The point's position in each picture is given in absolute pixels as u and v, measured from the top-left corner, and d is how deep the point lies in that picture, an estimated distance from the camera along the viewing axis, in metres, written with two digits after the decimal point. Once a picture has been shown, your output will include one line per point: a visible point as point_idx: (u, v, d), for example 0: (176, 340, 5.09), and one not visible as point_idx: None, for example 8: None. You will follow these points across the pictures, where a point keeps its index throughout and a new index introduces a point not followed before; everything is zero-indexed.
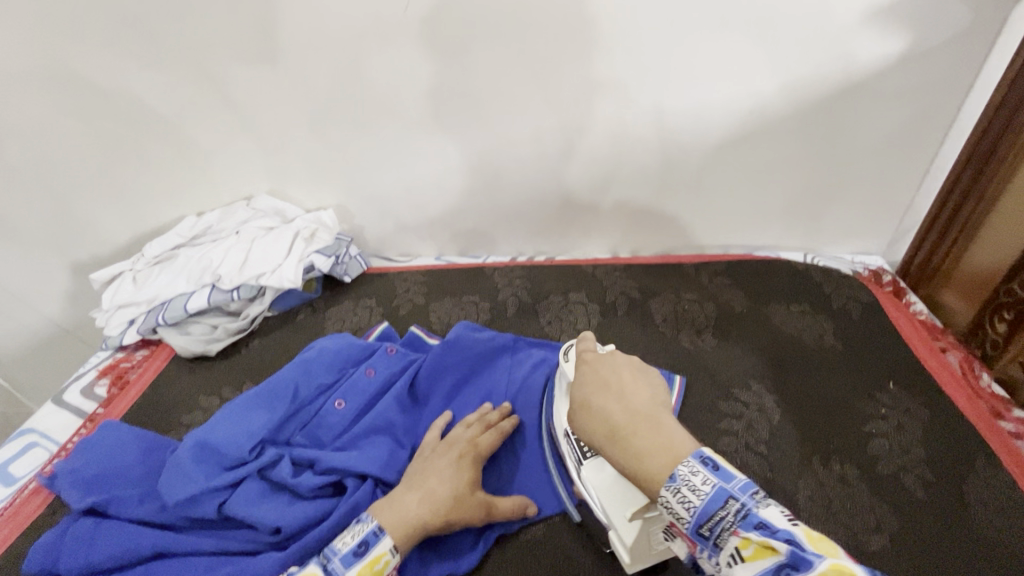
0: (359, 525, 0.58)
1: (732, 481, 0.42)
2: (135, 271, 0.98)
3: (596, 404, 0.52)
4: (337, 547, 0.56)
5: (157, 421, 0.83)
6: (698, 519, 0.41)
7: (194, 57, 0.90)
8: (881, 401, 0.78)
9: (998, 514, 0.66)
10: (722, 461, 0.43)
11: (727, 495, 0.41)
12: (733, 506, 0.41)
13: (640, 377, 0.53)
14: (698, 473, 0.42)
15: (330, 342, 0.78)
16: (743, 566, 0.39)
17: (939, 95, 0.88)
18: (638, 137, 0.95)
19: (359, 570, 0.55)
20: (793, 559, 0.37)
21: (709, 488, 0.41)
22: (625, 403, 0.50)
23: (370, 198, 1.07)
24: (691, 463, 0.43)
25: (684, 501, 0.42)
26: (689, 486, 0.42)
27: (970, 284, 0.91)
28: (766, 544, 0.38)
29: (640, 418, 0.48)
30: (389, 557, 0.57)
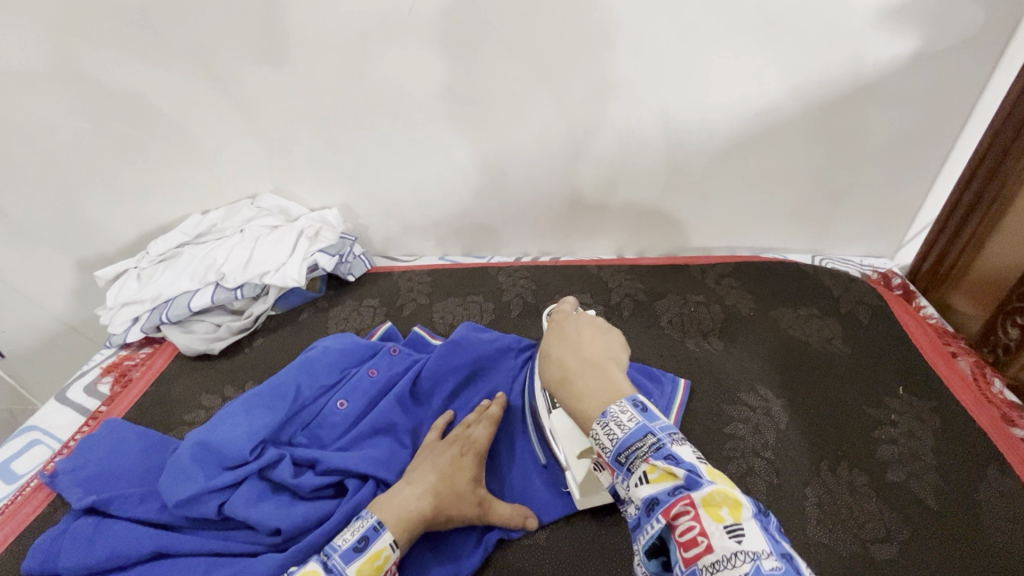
0: (360, 521, 0.57)
1: (654, 421, 0.45)
2: (140, 269, 0.98)
3: (554, 353, 0.57)
4: (337, 544, 0.55)
5: (160, 419, 0.83)
6: (618, 449, 0.44)
7: (200, 56, 0.90)
8: (891, 407, 0.76)
9: (1012, 526, 0.64)
10: (650, 406, 0.46)
11: (648, 429, 0.44)
12: (651, 439, 0.43)
13: (600, 334, 0.58)
14: (627, 413, 0.46)
15: (333, 342, 0.78)
16: (646, 488, 0.42)
17: (952, 97, 0.87)
18: (643, 139, 0.95)
19: (360, 566, 0.54)
20: (688, 484, 0.40)
21: (633, 424, 0.45)
22: (578, 352, 0.56)
23: (375, 198, 1.06)
24: (624, 404, 0.47)
25: (610, 434, 0.45)
26: (617, 421, 0.45)
27: (981, 289, 0.89)
28: (669, 469, 0.41)
29: (588, 364, 0.53)
30: (390, 552, 0.56)
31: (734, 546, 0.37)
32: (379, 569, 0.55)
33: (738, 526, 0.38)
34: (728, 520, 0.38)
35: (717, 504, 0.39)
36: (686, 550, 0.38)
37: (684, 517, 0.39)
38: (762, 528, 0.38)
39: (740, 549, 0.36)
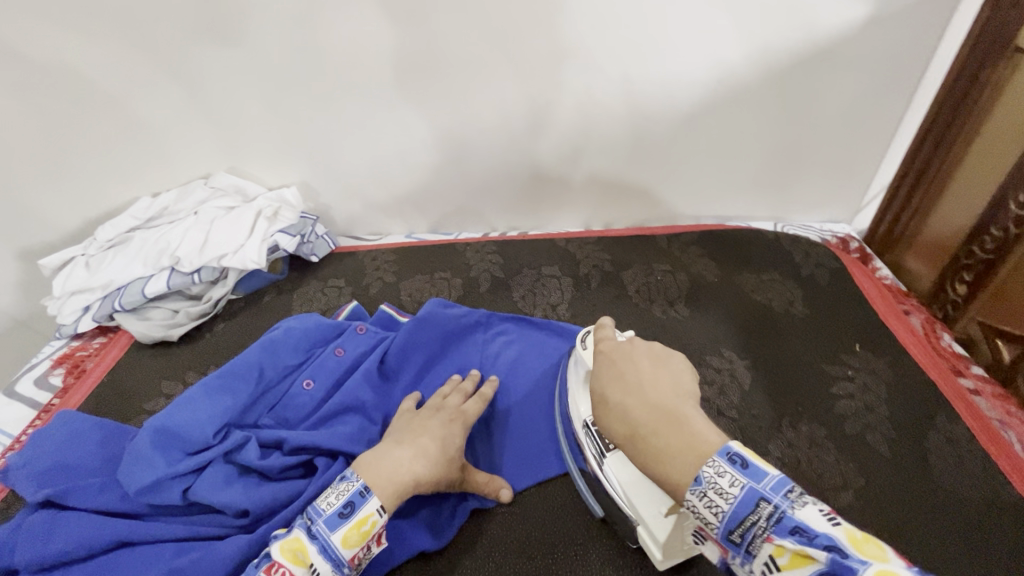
0: (345, 485, 0.56)
1: (761, 480, 0.40)
2: (87, 256, 0.93)
3: (617, 403, 0.51)
4: (322, 508, 0.55)
5: (117, 409, 0.80)
6: (728, 526, 0.41)
7: (138, 27, 0.85)
8: (848, 363, 0.79)
9: (957, 468, 0.67)
10: (751, 459, 0.41)
11: (759, 496, 0.40)
12: (766, 509, 0.39)
13: (662, 367, 0.53)
14: (723, 474, 0.41)
15: (296, 323, 0.76)
16: (779, 573, 0.38)
17: (903, 61, 0.89)
18: (606, 107, 0.94)
19: (347, 532, 0.53)
20: (833, 566, 0.36)
21: (739, 490, 0.40)
22: (643, 397, 0.50)
23: (335, 175, 1.03)
24: (717, 462, 0.42)
25: (715, 507, 0.41)
26: (716, 490, 0.41)
27: (932, 250, 0.93)
28: (804, 552, 0.37)
29: (658, 413, 0.48)
30: (377, 517, 0.55)
31: None
32: (366, 534, 0.54)
33: None
34: None
35: None
36: None
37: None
38: None
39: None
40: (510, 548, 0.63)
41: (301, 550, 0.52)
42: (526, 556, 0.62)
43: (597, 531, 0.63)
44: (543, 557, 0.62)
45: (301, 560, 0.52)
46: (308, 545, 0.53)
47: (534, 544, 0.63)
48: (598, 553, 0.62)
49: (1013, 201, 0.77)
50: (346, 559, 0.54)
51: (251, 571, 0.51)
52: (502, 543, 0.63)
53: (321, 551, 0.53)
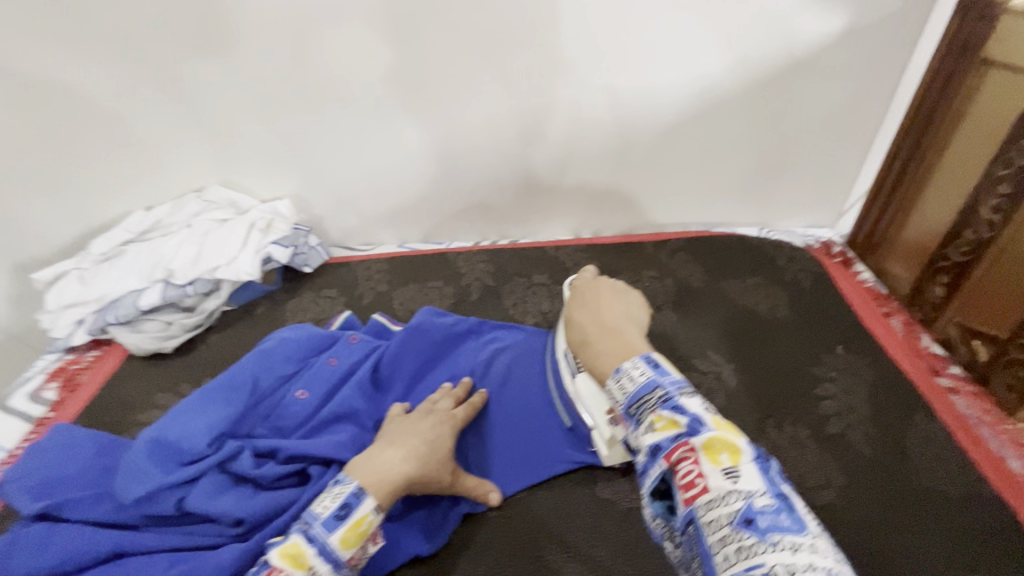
0: (339, 488, 0.58)
1: (665, 377, 0.45)
2: (81, 270, 0.94)
3: (575, 317, 0.59)
4: (318, 512, 0.56)
5: (111, 421, 0.80)
6: (628, 402, 0.44)
7: (134, 44, 0.87)
8: (830, 365, 0.81)
9: (935, 466, 0.69)
10: (663, 362, 0.46)
11: (658, 383, 0.44)
12: (660, 392, 0.43)
13: (619, 298, 0.62)
14: (639, 368, 0.46)
15: (290, 333, 0.77)
16: (650, 436, 0.41)
17: (879, 71, 0.92)
18: (594, 117, 0.96)
19: (344, 533, 0.55)
20: (691, 432, 0.40)
21: (643, 378, 0.45)
22: (598, 317, 0.58)
23: (328, 187, 1.05)
24: (637, 361, 0.47)
25: (621, 386, 0.45)
26: (628, 376, 0.46)
27: (911, 253, 0.95)
28: (674, 419, 0.40)
29: (607, 328, 0.56)
30: (372, 517, 0.57)
31: (730, 487, 0.37)
32: (363, 533, 0.56)
33: (735, 468, 0.38)
34: (727, 463, 0.38)
35: (718, 449, 0.39)
36: (685, 491, 0.38)
37: (684, 461, 0.39)
38: (760, 470, 0.38)
39: (735, 489, 0.37)
40: (501, 553, 0.65)
41: (300, 552, 0.53)
42: (516, 559, 0.64)
43: (585, 534, 0.66)
44: (533, 560, 0.64)
45: (300, 562, 0.53)
46: (307, 548, 0.54)
47: (524, 548, 0.65)
48: (586, 556, 0.64)
49: (984, 205, 0.80)
50: (345, 559, 0.55)
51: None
52: (493, 548, 0.65)
53: (320, 553, 0.54)
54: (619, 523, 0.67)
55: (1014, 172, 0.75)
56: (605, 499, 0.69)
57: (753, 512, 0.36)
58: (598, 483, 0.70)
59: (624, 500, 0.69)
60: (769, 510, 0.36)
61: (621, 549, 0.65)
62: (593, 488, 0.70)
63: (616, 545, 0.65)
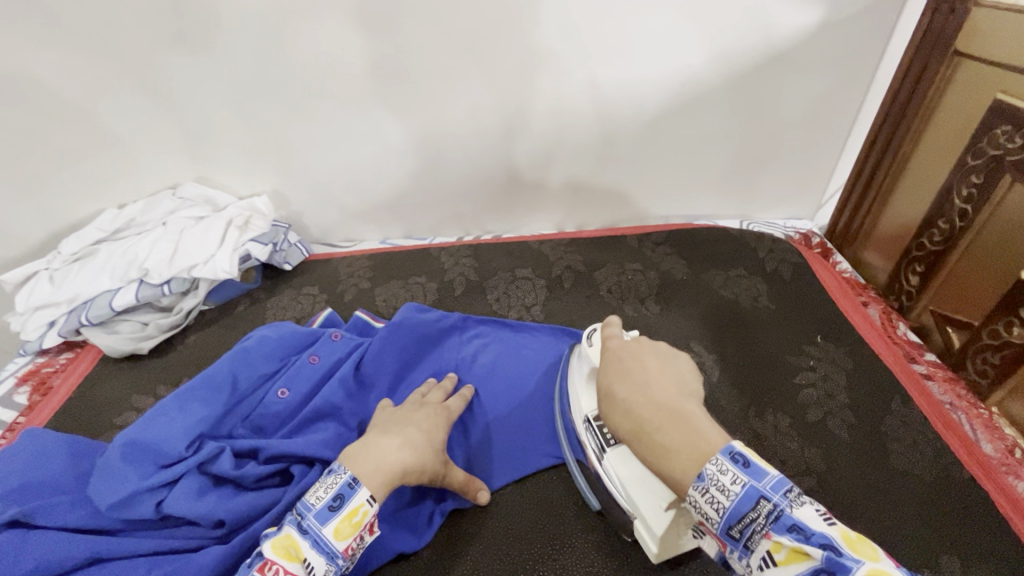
0: (333, 478, 0.55)
1: (763, 480, 0.40)
2: (51, 270, 0.91)
3: (621, 399, 0.52)
4: (311, 503, 0.53)
5: (86, 425, 0.78)
6: (728, 521, 0.41)
7: (102, 36, 0.84)
8: (810, 354, 0.83)
9: (912, 450, 0.71)
10: (751, 457, 0.42)
11: (759, 494, 0.40)
12: (765, 506, 0.39)
13: (668, 366, 0.53)
14: (726, 471, 0.41)
15: (270, 331, 0.76)
16: (775, 569, 0.38)
17: (856, 63, 0.93)
18: (575, 111, 0.96)
19: (337, 525, 0.52)
20: (829, 563, 0.36)
21: (740, 488, 0.40)
22: (651, 396, 0.50)
23: (307, 183, 1.03)
24: (720, 460, 0.42)
25: (715, 499, 0.41)
26: (718, 487, 0.41)
27: (885, 242, 0.97)
28: (800, 548, 0.37)
29: (664, 413, 0.48)
30: (367, 508, 0.54)
31: None
32: (358, 525, 0.53)
33: None
34: None
35: None
36: None
37: None
38: None
39: None
40: (486, 544, 0.64)
41: (293, 546, 0.51)
42: (504, 550, 0.63)
43: (572, 524, 0.65)
44: (519, 550, 0.63)
45: (294, 556, 0.50)
46: (301, 541, 0.51)
47: (510, 539, 0.64)
48: (573, 545, 0.63)
49: (957, 195, 0.81)
50: (340, 551, 0.52)
51: (245, 570, 0.49)
52: (479, 540, 0.64)
53: (314, 546, 0.51)
54: (607, 512, 0.66)
55: (986, 162, 0.76)
56: None
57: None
58: None
59: None
60: None
61: (609, 538, 0.64)
62: None
63: (603, 533, 0.64)
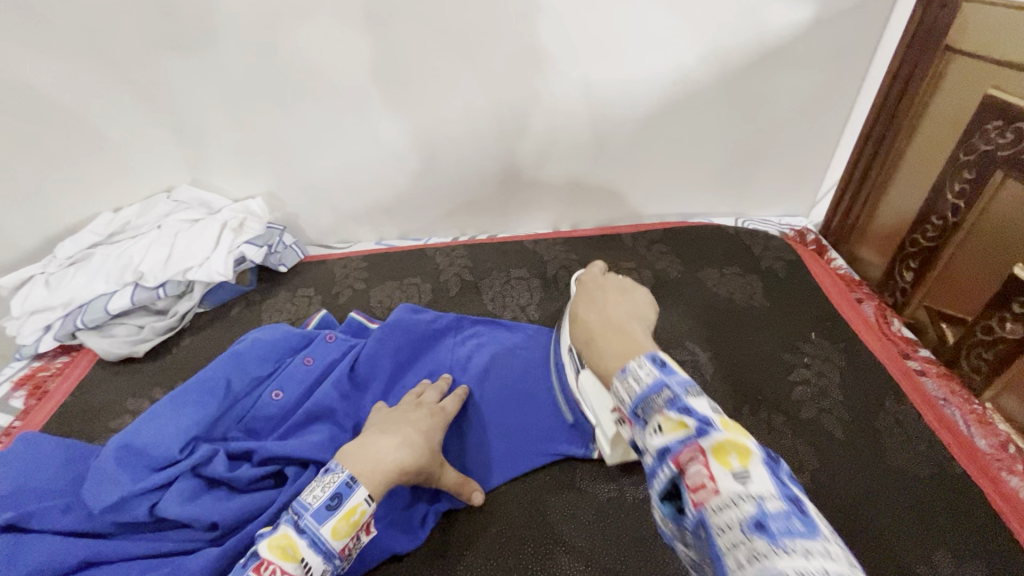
0: (330, 477, 0.56)
1: (673, 375, 0.41)
2: (47, 274, 0.91)
3: (580, 316, 0.57)
4: (308, 502, 0.55)
5: (82, 428, 0.78)
6: (635, 402, 0.41)
7: (94, 40, 0.84)
8: (804, 351, 0.83)
9: (906, 447, 0.71)
10: (670, 360, 0.43)
11: (664, 382, 0.40)
12: (667, 391, 0.40)
13: (625, 298, 0.58)
14: (645, 366, 0.42)
15: (264, 334, 0.77)
16: (659, 438, 0.38)
17: (849, 60, 0.93)
18: (568, 110, 0.96)
19: (336, 523, 0.54)
20: (699, 434, 0.37)
21: (650, 377, 0.41)
22: (603, 314, 0.55)
23: (302, 185, 1.03)
24: (642, 359, 0.43)
25: (625, 385, 0.42)
26: (633, 375, 0.42)
27: (880, 238, 0.97)
28: (682, 420, 0.37)
29: (610, 326, 0.52)
30: (365, 507, 0.56)
31: (742, 491, 0.34)
32: (355, 524, 0.55)
33: (747, 473, 0.35)
34: (738, 467, 0.35)
35: (727, 451, 0.36)
36: (694, 496, 0.35)
37: (694, 466, 0.36)
38: (771, 474, 0.35)
39: (746, 492, 0.34)
40: (481, 544, 0.65)
41: (290, 545, 0.52)
42: (498, 550, 0.64)
43: (565, 523, 0.66)
44: (513, 550, 0.64)
45: (291, 555, 0.52)
46: (297, 540, 0.53)
47: (505, 539, 0.65)
48: (565, 545, 0.64)
49: (949, 191, 0.81)
50: (336, 550, 0.54)
51: (240, 570, 0.50)
52: (473, 540, 0.65)
53: (310, 545, 0.53)
54: (600, 513, 0.67)
55: (977, 158, 0.76)
56: (585, 490, 0.69)
57: (765, 517, 0.32)
58: (579, 475, 0.71)
59: (603, 491, 0.69)
60: (783, 515, 0.33)
61: (601, 538, 0.65)
62: (573, 479, 0.70)
63: (595, 533, 0.65)
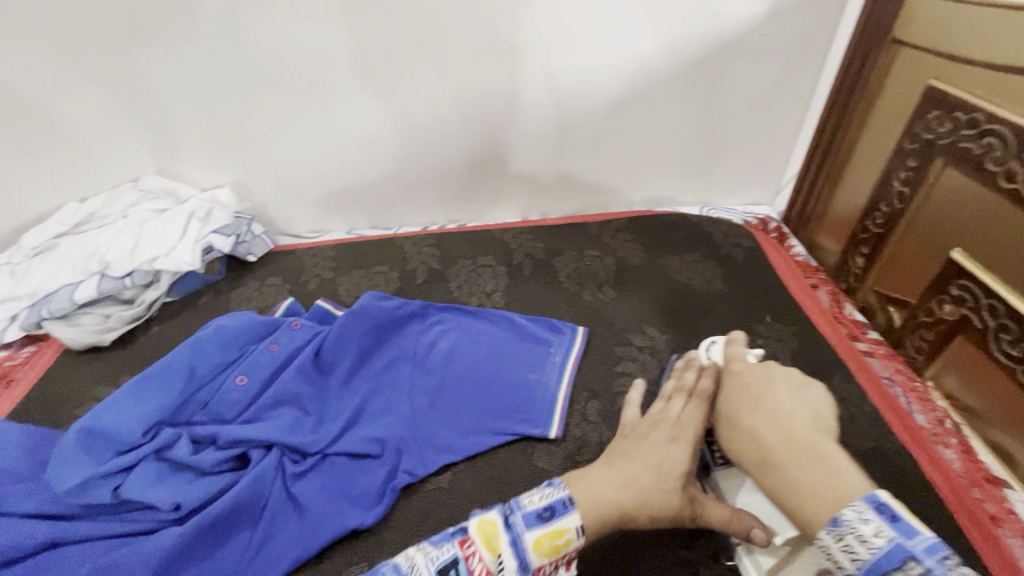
0: (549, 490, 0.54)
1: (915, 538, 0.40)
2: (12, 264, 0.92)
3: (744, 424, 0.53)
4: (523, 502, 0.52)
5: (46, 417, 0.79)
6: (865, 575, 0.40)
7: (53, 28, 0.84)
8: (758, 333, 0.86)
9: (850, 424, 0.74)
10: (901, 512, 0.41)
11: (908, 553, 0.39)
12: (915, 567, 0.38)
13: (799, 395, 0.53)
14: (869, 522, 0.41)
15: (229, 321, 0.75)
16: None
17: (804, 51, 0.96)
18: (533, 102, 0.98)
19: (539, 537, 0.50)
20: None
21: (883, 541, 0.40)
22: (778, 424, 0.50)
23: (271, 175, 1.04)
24: (864, 508, 0.42)
25: (854, 544, 0.41)
26: (857, 535, 0.41)
27: (836, 225, 1.00)
28: None
29: (797, 448, 0.48)
30: (573, 536, 0.51)
31: None
32: (558, 549, 0.50)
33: None
34: None
35: None
36: None
37: None
38: None
39: None
40: (437, 520, 0.65)
41: (495, 536, 0.50)
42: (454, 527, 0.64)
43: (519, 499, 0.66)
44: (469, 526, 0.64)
45: (491, 545, 0.49)
46: (502, 533, 0.50)
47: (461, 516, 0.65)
48: None
49: (896, 179, 0.84)
50: (533, 565, 0.49)
51: (446, 536, 0.51)
52: (429, 516, 0.65)
53: (511, 544, 0.49)
54: None
55: (920, 147, 0.79)
56: (541, 467, 0.69)
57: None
58: (536, 453, 0.71)
59: (560, 467, 0.69)
60: None
61: None
62: (529, 456, 0.70)
63: None
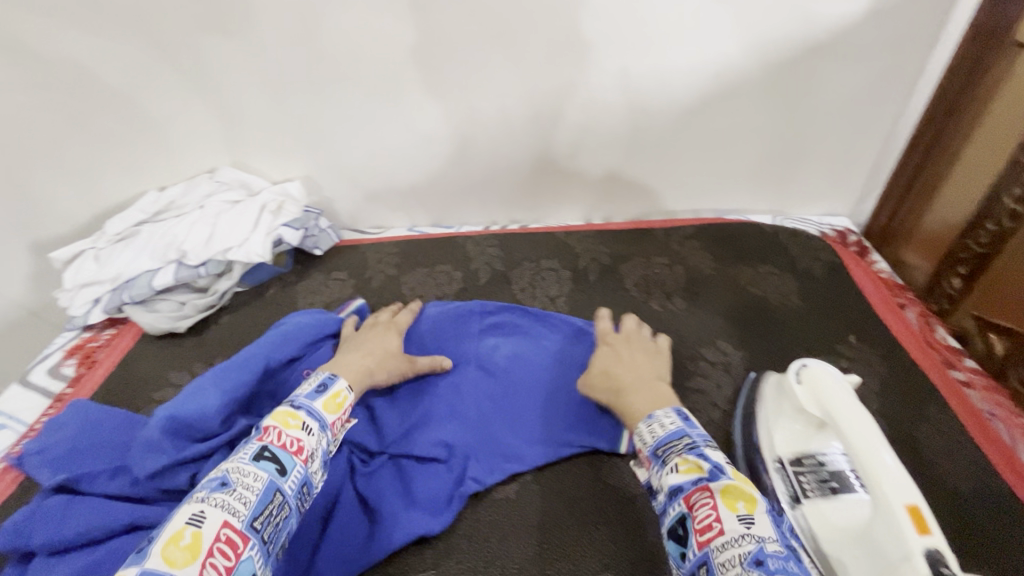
0: (314, 376, 0.63)
1: (693, 429, 0.56)
2: (97, 249, 0.95)
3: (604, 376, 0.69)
4: (298, 391, 0.60)
5: (125, 399, 0.82)
6: (657, 443, 0.55)
7: (145, 23, 0.87)
8: (841, 353, 0.81)
9: (949, 460, 0.68)
10: (691, 417, 0.57)
11: (684, 432, 0.55)
12: (686, 440, 0.54)
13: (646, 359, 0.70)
14: (669, 417, 0.57)
15: (302, 318, 0.79)
16: (675, 476, 0.51)
17: (904, 55, 0.89)
18: (605, 102, 0.95)
19: (325, 401, 0.59)
20: (711, 476, 0.49)
21: (672, 425, 0.56)
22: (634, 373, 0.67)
23: (339, 170, 1.05)
24: (670, 412, 0.58)
25: (651, 428, 0.57)
26: (660, 422, 0.57)
27: (926, 243, 0.97)
28: (698, 463, 0.50)
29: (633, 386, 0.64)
30: (348, 393, 0.62)
31: (743, 531, 0.44)
32: (341, 405, 0.60)
33: (750, 516, 0.46)
34: (743, 510, 0.46)
35: (735, 498, 0.47)
36: (701, 536, 0.46)
37: (700, 498, 0.48)
38: (773, 523, 0.47)
39: (748, 533, 0.44)
40: (506, 533, 0.64)
41: (291, 414, 0.56)
42: (523, 540, 0.63)
43: (589, 517, 0.65)
44: (539, 541, 0.63)
45: (291, 422, 0.55)
46: (297, 412, 0.56)
47: (530, 530, 0.64)
48: (591, 538, 0.63)
49: (1006, 196, 0.81)
50: (329, 423, 0.58)
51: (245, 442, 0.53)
52: (497, 528, 0.64)
53: (308, 414, 0.57)
54: (625, 509, 0.65)
55: None
56: (612, 485, 0.67)
57: (763, 555, 0.42)
58: (606, 469, 0.69)
59: (632, 486, 0.67)
60: (780, 557, 0.43)
61: (624, 532, 0.63)
62: (598, 473, 0.68)
63: (620, 529, 0.63)
